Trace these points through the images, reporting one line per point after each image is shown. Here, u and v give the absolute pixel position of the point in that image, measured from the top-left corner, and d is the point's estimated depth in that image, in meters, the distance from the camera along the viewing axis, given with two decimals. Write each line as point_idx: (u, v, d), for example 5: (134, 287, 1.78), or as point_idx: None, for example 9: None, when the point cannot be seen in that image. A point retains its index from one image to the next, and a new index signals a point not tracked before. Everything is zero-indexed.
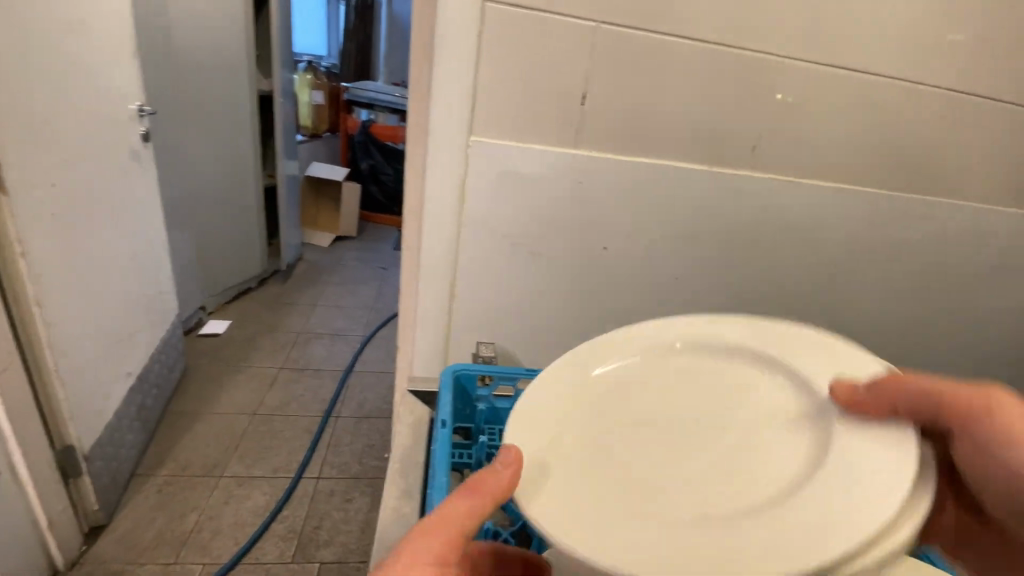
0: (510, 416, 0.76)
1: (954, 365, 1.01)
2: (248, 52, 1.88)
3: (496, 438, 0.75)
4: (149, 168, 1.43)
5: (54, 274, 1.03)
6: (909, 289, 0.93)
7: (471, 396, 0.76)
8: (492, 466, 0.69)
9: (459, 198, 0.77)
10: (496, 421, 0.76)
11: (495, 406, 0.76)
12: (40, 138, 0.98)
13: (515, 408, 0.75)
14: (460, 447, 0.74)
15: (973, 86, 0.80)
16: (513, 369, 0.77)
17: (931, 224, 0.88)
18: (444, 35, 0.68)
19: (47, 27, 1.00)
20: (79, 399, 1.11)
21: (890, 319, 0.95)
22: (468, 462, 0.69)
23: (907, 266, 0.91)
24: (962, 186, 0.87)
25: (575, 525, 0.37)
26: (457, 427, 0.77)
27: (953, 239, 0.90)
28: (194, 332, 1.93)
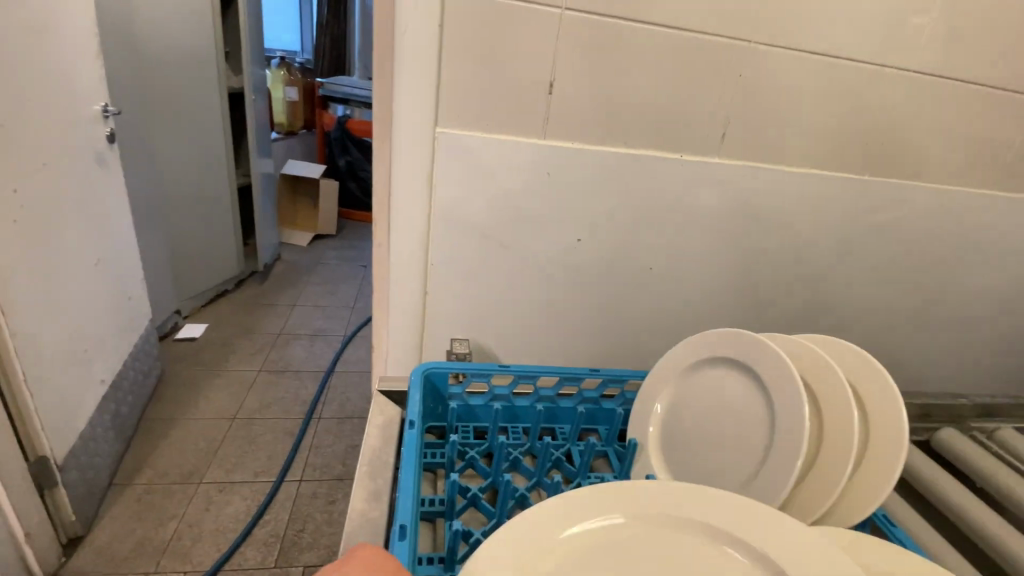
0: (484, 414, 0.78)
1: (925, 347, 1.03)
2: (217, 48, 1.83)
3: (470, 435, 0.76)
4: (116, 170, 1.38)
5: (21, 282, 0.99)
6: (880, 273, 0.94)
7: (443, 394, 0.76)
8: (465, 464, 0.69)
9: (428, 192, 0.75)
10: (469, 419, 0.77)
11: (469, 404, 0.77)
12: (3, 140, 0.95)
13: (489, 405, 0.77)
14: (433, 446, 0.74)
15: (942, 69, 0.80)
16: (486, 366, 0.79)
17: (901, 208, 0.89)
18: (406, 24, 0.66)
19: (6, 24, 0.95)
20: (51, 409, 1.08)
21: (862, 303, 0.96)
22: (441, 461, 0.69)
23: (878, 251, 0.91)
24: (930, 170, 0.88)
25: None
26: (429, 427, 0.77)
27: (924, 222, 0.91)
28: (169, 336, 1.89)
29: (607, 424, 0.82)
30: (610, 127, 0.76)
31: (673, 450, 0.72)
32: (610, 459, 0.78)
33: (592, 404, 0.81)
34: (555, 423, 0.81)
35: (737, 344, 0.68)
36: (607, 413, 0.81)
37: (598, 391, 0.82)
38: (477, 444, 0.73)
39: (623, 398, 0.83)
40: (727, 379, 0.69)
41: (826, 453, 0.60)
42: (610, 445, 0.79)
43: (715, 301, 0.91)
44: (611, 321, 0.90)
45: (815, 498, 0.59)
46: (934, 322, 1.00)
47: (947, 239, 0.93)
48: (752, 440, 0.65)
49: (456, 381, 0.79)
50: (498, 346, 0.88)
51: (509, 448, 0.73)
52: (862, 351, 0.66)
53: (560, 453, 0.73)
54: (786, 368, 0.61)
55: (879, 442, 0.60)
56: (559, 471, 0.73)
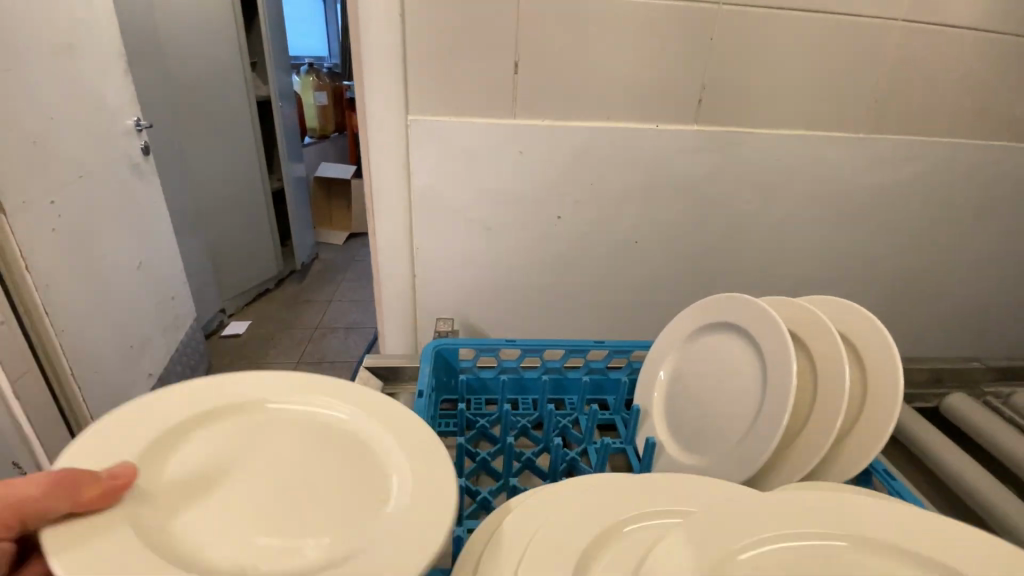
0: (495, 387, 0.80)
1: (928, 307, 1.01)
2: (242, 59, 1.95)
3: (481, 406, 0.79)
4: (152, 181, 1.51)
5: (63, 287, 1.11)
6: (878, 234, 0.92)
7: (455, 367, 0.80)
8: (475, 432, 0.72)
9: (406, 178, 0.78)
10: (481, 390, 0.80)
11: (480, 376, 0.80)
12: (36, 159, 1.05)
13: (499, 377, 0.80)
14: (446, 416, 0.77)
15: (928, 14, 0.76)
16: (494, 341, 0.81)
17: (896, 165, 0.87)
18: (371, 18, 0.68)
19: (31, 54, 1.05)
20: (97, 399, 1.20)
21: (860, 266, 0.95)
22: (453, 429, 0.72)
23: (872, 211, 0.90)
24: (927, 122, 0.85)
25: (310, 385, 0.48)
26: (442, 399, 0.80)
27: (921, 180, 0.89)
28: (216, 333, 2.03)
29: (613, 393, 0.83)
30: (580, 102, 0.76)
31: (671, 416, 0.71)
32: (616, 427, 0.79)
33: (598, 375, 0.82)
34: (563, 393, 0.82)
35: (735, 308, 0.67)
36: (613, 383, 0.82)
37: (603, 362, 0.83)
38: (487, 414, 0.76)
39: (630, 367, 0.84)
40: (726, 342, 0.68)
41: (820, 412, 0.58)
42: (617, 413, 0.79)
43: (704, 270, 0.91)
44: (599, 294, 0.91)
45: (804, 452, 0.58)
46: (936, 280, 0.98)
47: (944, 195, 0.91)
48: (740, 398, 0.64)
49: (467, 356, 0.82)
50: (489, 323, 0.91)
51: (519, 418, 0.75)
52: (863, 315, 0.65)
53: (566, 421, 0.75)
54: (778, 327, 0.60)
55: (872, 407, 0.59)
56: (567, 438, 0.75)
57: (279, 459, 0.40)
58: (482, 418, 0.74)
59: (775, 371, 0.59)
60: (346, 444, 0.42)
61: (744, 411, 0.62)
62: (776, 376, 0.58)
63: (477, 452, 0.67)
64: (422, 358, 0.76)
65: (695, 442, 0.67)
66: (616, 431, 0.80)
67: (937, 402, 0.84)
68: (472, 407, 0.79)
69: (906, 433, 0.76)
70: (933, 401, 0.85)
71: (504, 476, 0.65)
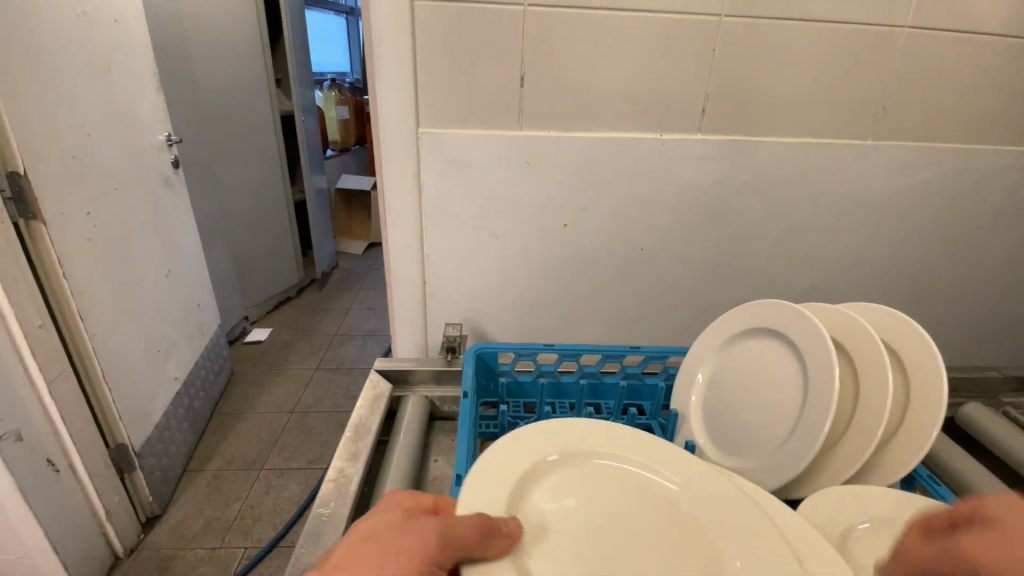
0: (532, 390, 0.82)
1: (940, 316, 1.00)
2: (266, 76, 2.03)
3: (520, 409, 0.81)
4: (181, 193, 1.59)
5: (96, 292, 1.18)
6: (889, 243, 0.92)
7: (494, 371, 0.82)
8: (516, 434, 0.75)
9: (417, 188, 0.81)
10: (519, 393, 0.82)
11: (518, 380, 0.82)
12: (72, 172, 1.12)
13: (537, 381, 0.81)
14: (487, 417, 0.79)
15: (933, 21, 0.77)
16: (533, 344, 0.82)
17: (905, 172, 0.87)
18: (383, 36, 0.72)
19: (69, 72, 1.12)
20: (126, 401, 1.25)
21: (870, 274, 0.95)
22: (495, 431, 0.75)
23: (882, 219, 0.90)
24: (939, 130, 0.85)
25: (632, 440, 0.56)
26: (483, 401, 0.83)
27: (933, 188, 0.89)
28: (239, 339, 2.10)
29: (650, 398, 0.83)
30: (586, 113, 0.78)
31: (711, 416, 0.72)
32: (654, 432, 0.80)
33: (635, 380, 0.82)
34: (600, 398, 0.83)
35: (776, 315, 0.67)
36: (650, 388, 0.82)
37: (640, 368, 0.84)
38: (527, 416, 0.78)
39: (666, 373, 0.85)
40: (767, 350, 0.68)
41: (861, 420, 0.59)
42: (653, 418, 0.81)
43: (713, 278, 0.92)
44: (607, 301, 0.92)
45: (849, 456, 0.59)
46: (949, 290, 0.98)
47: (954, 201, 0.90)
48: (782, 405, 0.64)
49: (506, 359, 0.83)
50: (499, 329, 0.93)
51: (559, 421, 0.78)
52: (906, 319, 0.64)
53: None
54: (818, 332, 0.60)
55: (915, 413, 0.60)
56: None
57: (595, 499, 0.49)
58: (521, 421, 0.76)
59: (817, 378, 0.59)
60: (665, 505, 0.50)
61: (786, 417, 0.63)
62: (819, 380, 0.59)
63: None
64: (464, 360, 0.79)
65: (732, 445, 0.68)
66: (653, 435, 0.82)
67: (950, 412, 0.83)
68: (511, 409, 0.82)
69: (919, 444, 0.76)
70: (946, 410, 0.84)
71: None
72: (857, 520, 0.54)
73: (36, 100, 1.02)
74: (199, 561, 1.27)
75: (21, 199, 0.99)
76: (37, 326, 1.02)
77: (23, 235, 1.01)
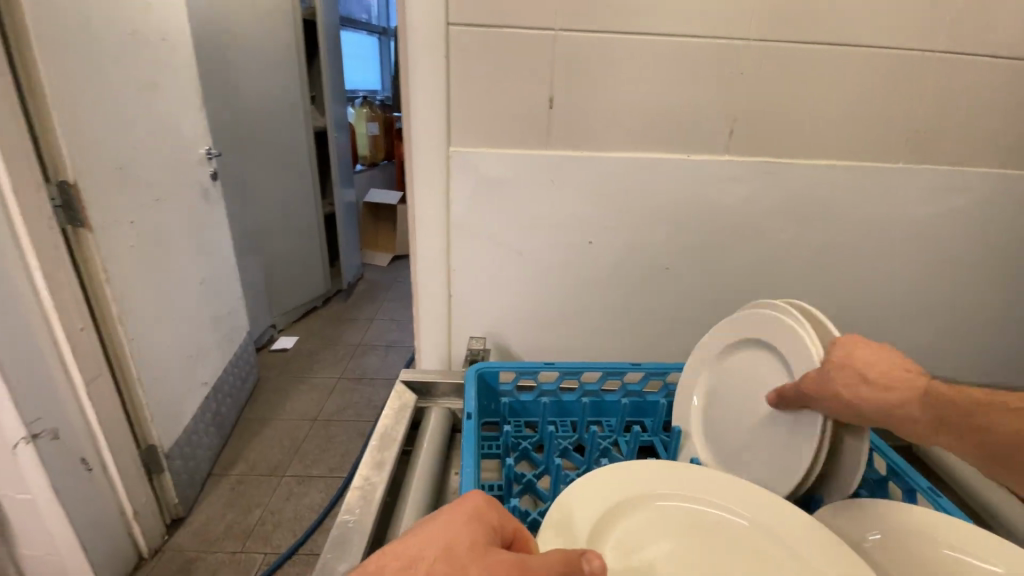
0: (534, 409, 0.82)
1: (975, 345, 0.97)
2: (301, 93, 2.11)
3: (523, 429, 0.81)
4: (218, 204, 1.65)
5: (135, 298, 1.22)
6: (920, 267, 0.90)
7: (496, 391, 0.82)
8: (518, 453, 0.74)
9: (446, 205, 0.83)
10: (521, 413, 0.82)
11: (520, 399, 0.82)
12: (118, 183, 1.18)
13: (538, 400, 0.81)
14: (489, 437, 0.79)
15: (967, 45, 0.76)
16: (533, 363, 0.83)
17: (938, 197, 0.86)
18: (418, 60, 0.75)
19: (120, 89, 1.19)
20: (158, 403, 1.29)
21: (901, 299, 0.93)
22: (496, 451, 0.74)
23: (913, 244, 0.88)
24: (972, 154, 0.84)
25: (685, 479, 0.60)
26: (484, 421, 0.83)
27: (967, 212, 0.87)
28: (267, 347, 2.15)
29: (652, 415, 0.84)
30: (615, 132, 0.79)
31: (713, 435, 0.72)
32: (656, 449, 0.79)
33: (636, 397, 0.83)
34: (603, 415, 0.83)
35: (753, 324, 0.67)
36: (652, 405, 0.82)
37: (641, 386, 0.84)
38: (529, 436, 0.78)
39: (666, 390, 0.84)
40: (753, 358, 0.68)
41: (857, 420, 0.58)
42: (656, 435, 0.81)
43: (740, 300, 0.91)
44: (631, 320, 0.92)
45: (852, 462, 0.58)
46: (983, 319, 0.95)
47: (989, 226, 0.88)
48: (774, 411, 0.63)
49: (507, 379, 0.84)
50: (521, 344, 0.94)
51: (559, 439, 0.76)
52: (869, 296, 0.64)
53: (608, 442, 0.75)
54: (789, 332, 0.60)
55: None
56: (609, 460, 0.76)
57: (678, 542, 0.54)
58: (523, 440, 0.76)
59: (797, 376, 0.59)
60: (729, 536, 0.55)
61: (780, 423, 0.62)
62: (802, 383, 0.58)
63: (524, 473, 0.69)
64: (467, 377, 0.79)
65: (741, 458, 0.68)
66: (655, 453, 0.81)
67: None
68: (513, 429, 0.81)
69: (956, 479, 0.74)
70: None
71: (548, 498, 0.67)
72: (867, 531, 0.57)
73: (89, 115, 1.09)
74: (220, 564, 1.29)
75: (71, 208, 1.05)
76: (79, 329, 1.07)
77: (71, 243, 1.07)
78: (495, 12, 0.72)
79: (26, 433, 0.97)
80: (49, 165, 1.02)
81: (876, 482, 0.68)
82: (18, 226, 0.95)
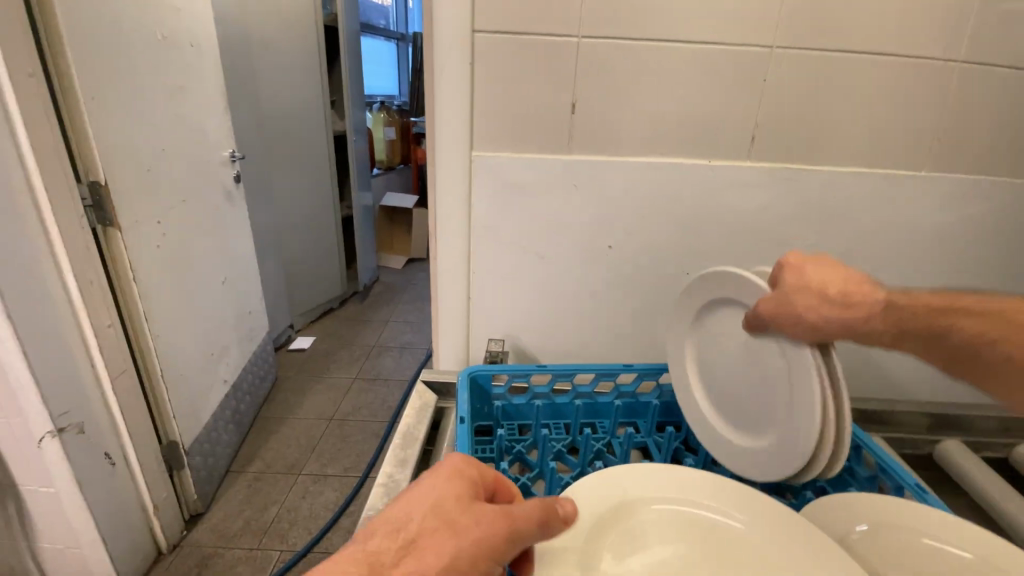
0: (528, 411, 0.82)
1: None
2: (321, 98, 2.14)
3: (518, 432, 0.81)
4: (240, 206, 1.69)
5: (160, 296, 1.25)
6: (945, 275, 0.89)
7: (488, 395, 0.82)
8: (512, 457, 0.75)
9: (467, 209, 0.85)
10: (515, 415, 0.82)
11: (513, 402, 0.82)
12: (145, 184, 1.21)
13: (532, 403, 0.81)
14: (484, 441, 0.79)
15: (993, 53, 0.76)
16: (526, 366, 0.83)
17: (962, 204, 0.85)
18: (443, 67, 0.76)
19: (149, 93, 1.22)
20: (180, 400, 1.32)
21: None
22: (490, 455, 0.74)
23: (937, 252, 0.88)
24: (998, 162, 0.83)
25: (673, 480, 0.60)
26: (477, 425, 0.82)
27: (991, 221, 0.86)
28: (284, 346, 2.17)
29: (644, 415, 0.83)
30: (636, 137, 0.80)
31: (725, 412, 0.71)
32: (649, 450, 0.80)
33: (629, 398, 0.82)
34: (597, 417, 0.83)
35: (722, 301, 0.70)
36: (644, 406, 0.82)
37: (634, 386, 0.83)
38: (522, 439, 0.78)
39: (660, 390, 0.84)
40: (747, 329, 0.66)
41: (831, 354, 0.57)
42: (649, 436, 0.81)
43: None
44: (648, 324, 0.92)
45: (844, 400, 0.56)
46: None
47: (1014, 234, 0.87)
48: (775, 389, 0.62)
49: (499, 382, 0.83)
50: (538, 347, 0.94)
51: (553, 442, 0.77)
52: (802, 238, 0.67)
53: (602, 445, 0.77)
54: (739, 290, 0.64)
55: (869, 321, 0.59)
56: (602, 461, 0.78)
57: (670, 544, 0.54)
58: (518, 444, 0.76)
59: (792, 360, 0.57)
60: (722, 539, 0.55)
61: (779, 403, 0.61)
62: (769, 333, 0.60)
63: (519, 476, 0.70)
64: (460, 384, 0.78)
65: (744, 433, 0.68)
66: (647, 453, 0.82)
67: (1006, 453, 0.85)
68: (507, 432, 0.82)
69: (978, 490, 0.73)
70: (1002, 452, 0.86)
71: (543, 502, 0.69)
72: (855, 523, 0.57)
73: (118, 118, 1.12)
74: (236, 560, 1.31)
75: (101, 209, 1.08)
76: (106, 326, 1.10)
77: (100, 242, 1.10)
78: (519, 19, 0.73)
79: (53, 427, 0.99)
80: (81, 167, 1.05)
81: (867, 479, 0.66)
82: (51, 225, 0.98)
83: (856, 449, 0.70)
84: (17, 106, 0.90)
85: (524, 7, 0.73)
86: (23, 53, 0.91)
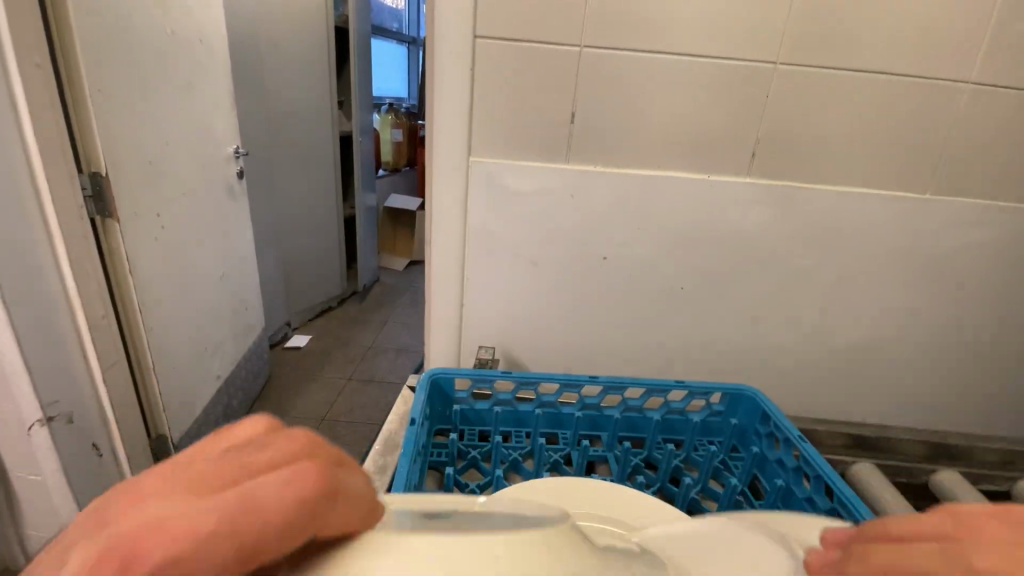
0: (490, 417, 0.81)
1: (1008, 385, 0.94)
2: (329, 97, 2.15)
3: (477, 438, 0.82)
4: (243, 202, 1.69)
5: (155, 288, 1.25)
6: (944, 299, 0.88)
7: (450, 398, 0.80)
8: (466, 463, 0.77)
9: (464, 213, 0.84)
10: (475, 420, 0.82)
11: (475, 407, 0.81)
12: (146, 174, 1.21)
13: (493, 409, 0.80)
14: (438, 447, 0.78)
15: (1003, 76, 0.75)
16: (491, 371, 0.81)
17: (969, 228, 0.83)
18: (445, 71, 0.76)
19: (155, 86, 1.23)
20: (170, 393, 1.32)
21: (924, 332, 0.90)
22: (445, 460, 0.75)
23: (939, 276, 0.86)
24: (1006, 188, 0.82)
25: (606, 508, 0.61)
26: (436, 428, 0.81)
27: (998, 246, 0.85)
28: (280, 344, 2.17)
29: (608, 429, 0.81)
30: (635, 146, 0.79)
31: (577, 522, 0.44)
32: (610, 463, 0.80)
33: (592, 411, 0.80)
34: (558, 427, 0.82)
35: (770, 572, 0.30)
36: (607, 420, 0.81)
37: (599, 399, 0.81)
38: (480, 447, 0.79)
39: (625, 405, 0.81)
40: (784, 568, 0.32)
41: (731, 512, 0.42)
42: (609, 450, 0.80)
43: (756, 326, 0.90)
44: (642, 336, 0.91)
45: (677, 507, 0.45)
46: (1014, 357, 0.92)
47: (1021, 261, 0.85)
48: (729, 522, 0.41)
49: (464, 385, 0.83)
50: (531, 355, 0.93)
51: (511, 450, 0.79)
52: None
53: (558, 456, 0.79)
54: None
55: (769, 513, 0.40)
56: (557, 472, 0.79)
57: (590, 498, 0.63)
58: (474, 450, 0.78)
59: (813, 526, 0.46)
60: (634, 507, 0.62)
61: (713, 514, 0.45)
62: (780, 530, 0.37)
63: (467, 484, 0.72)
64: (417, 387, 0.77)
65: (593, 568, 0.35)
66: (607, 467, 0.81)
67: (1008, 486, 0.86)
68: (466, 436, 0.82)
69: None
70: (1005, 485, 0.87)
71: (494, 478, 0.75)
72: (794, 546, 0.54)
73: (123, 109, 1.12)
74: None
75: (101, 199, 1.08)
76: (100, 316, 1.09)
77: (98, 230, 1.10)
78: (521, 26, 0.73)
79: (43, 416, 0.99)
80: (82, 156, 1.05)
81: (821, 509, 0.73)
82: (51, 216, 0.97)
83: (816, 477, 0.67)
84: (24, 95, 0.90)
85: (527, 14, 0.72)
86: (32, 42, 0.90)
